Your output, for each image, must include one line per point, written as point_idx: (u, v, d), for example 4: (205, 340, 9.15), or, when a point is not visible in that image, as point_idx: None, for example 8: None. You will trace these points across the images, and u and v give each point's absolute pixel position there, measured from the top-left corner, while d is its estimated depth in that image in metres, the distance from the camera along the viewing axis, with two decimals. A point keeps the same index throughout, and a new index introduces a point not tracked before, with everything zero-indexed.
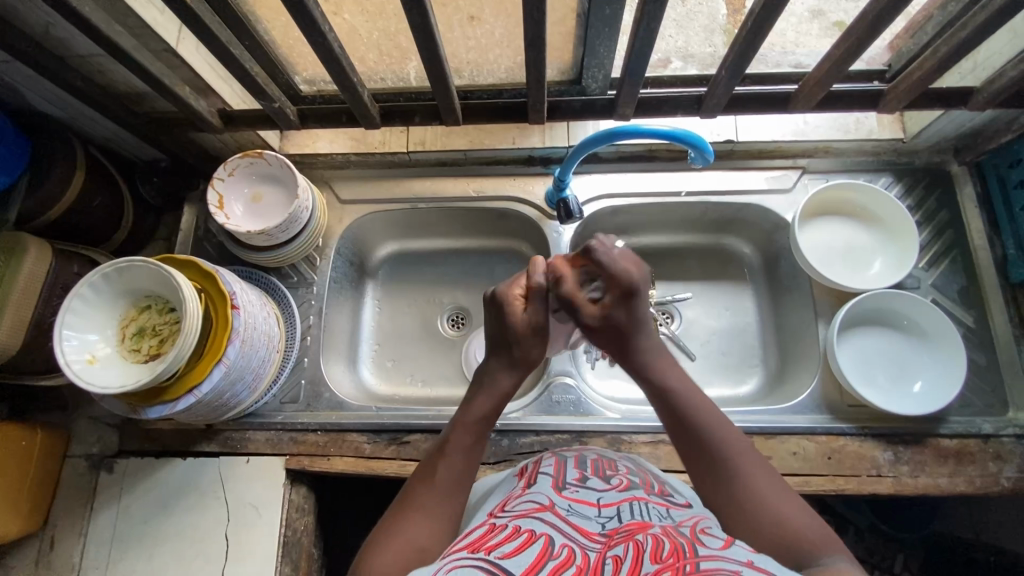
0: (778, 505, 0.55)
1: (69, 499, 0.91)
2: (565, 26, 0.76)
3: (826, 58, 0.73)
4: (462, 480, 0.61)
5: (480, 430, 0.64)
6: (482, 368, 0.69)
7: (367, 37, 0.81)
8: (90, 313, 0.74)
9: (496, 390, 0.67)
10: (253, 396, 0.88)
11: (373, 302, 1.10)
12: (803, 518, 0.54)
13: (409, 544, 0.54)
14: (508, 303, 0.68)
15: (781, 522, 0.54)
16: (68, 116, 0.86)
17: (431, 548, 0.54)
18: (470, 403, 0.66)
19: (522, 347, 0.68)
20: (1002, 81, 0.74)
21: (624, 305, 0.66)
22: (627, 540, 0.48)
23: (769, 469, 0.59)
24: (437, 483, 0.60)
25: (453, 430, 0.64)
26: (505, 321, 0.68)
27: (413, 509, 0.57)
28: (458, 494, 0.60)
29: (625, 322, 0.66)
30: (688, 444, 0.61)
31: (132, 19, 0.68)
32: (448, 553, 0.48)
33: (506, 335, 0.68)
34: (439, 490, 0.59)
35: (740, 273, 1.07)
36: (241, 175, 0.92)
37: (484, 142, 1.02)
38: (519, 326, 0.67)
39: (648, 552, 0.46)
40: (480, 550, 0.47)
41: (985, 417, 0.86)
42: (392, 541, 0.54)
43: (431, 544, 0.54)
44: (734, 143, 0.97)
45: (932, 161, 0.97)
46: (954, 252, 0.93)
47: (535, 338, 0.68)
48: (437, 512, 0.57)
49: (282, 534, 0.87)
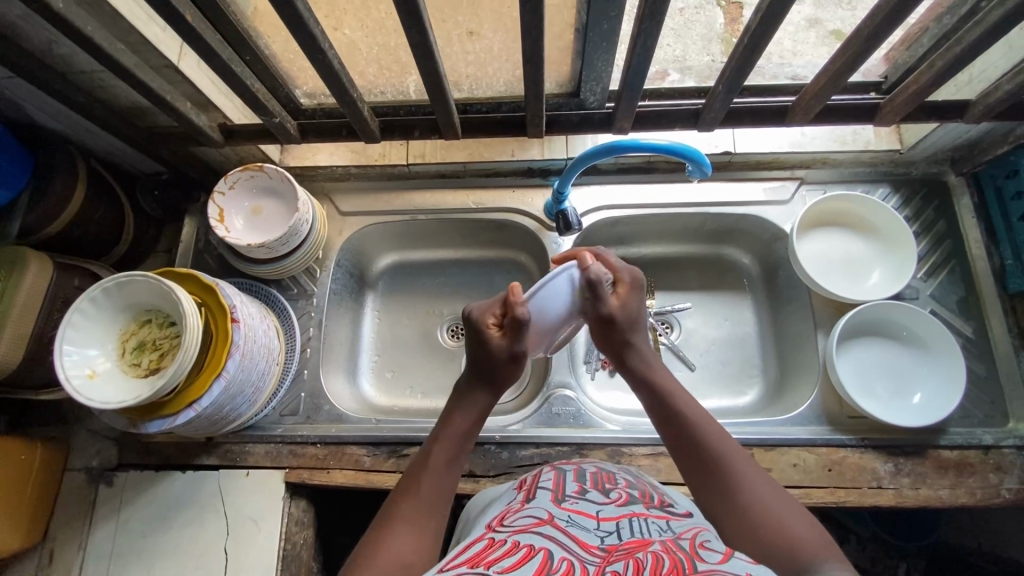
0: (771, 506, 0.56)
1: (67, 513, 0.91)
2: (564, 40, 0.77)
3: (823, 71, 0.73)
4: (444, 494, 0.61)
5: (461, 443, 0.64)
6: (460, 382, 0.69)
7: (367, 52, 0.82)
8: (90, 329, 0.74)
9: (474, 404, 0.66)
10: (253, 409, 0.88)
11: (373, 314, 1.11)
12: (798, 522, 0.55)
13: (394, 559, 0.54)
14: (482, 330, 0.66)
15: (777, 530, 0.54)
16: (69, 130, 0.87)
17: (415, 562, 0.55)
18: (450, 417, 0.66)
19: (501, 373, 0.67)
20: (999, 93, 0.74)
21: (634, 296, 0.70)
22: (626, 557, 0.48)
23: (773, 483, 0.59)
24: (420, 499, 0.60)
25: (434, 443, 0.64)
26: (480, 349, 0.66)
27: (397, 522, 0.58)
28: (440, 510, 0.60)
29: (635, 315, 0.70)
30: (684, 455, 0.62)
31: (133, 35, 0.69)
32: (447, 569, 0.48)
33: (482, 361, 0.66)
34: (423, 504, 0.59)
35: (739, 282, 1.07)
36: (242, 189, 0.92)
37: (483, 154, 1.02)
38: (494, 352, 0.65)
39: (648, 569, 0.46)
40: (479, 566, 0.47)
41: (986, 428, 0.86)
42: (378, 554, 0.54)
43: (416, 560, 0.55)
44: (732, 154, 0.97)
45: (929, 172, 0.98)
46: (952, 263, 0.93)
47: (513, 365, 0.67)
48: (421, 526, 0.58)
49: (282, 548, 0.86)
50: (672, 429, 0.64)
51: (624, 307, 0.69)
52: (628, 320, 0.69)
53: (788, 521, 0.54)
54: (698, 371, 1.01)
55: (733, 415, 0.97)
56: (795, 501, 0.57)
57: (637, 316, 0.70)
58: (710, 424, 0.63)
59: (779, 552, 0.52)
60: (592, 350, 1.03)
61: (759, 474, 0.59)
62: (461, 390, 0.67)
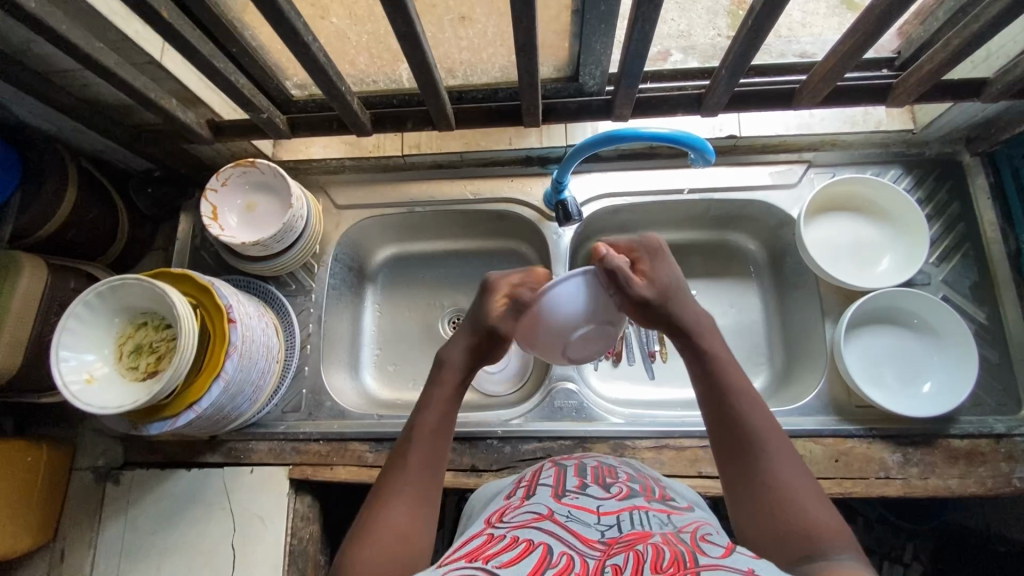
0: (798, 495, 0.54)
1: (76, 512, 0.92)
2: (560, 24, 0.73)
3: (831, 53, 0.70)
4: (436, 460, 0.61)
5: (446, 414, 0.64)
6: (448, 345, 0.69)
7: (356, 41, 0.79)
8: (86, 332, 0.73)
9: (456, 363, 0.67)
10: (254, 407, 0.88)
11: (374, 306, 1.10)
12: (821, 512, 0.53)
13: (393, 530, 0.54)
14: (489, 294, 0.70)
15: (799, 517, 0.53)
16: (57, 129, 0.85)
17: (414, 531, 0.55)
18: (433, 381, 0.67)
19: (482, 338, 0.69)
20: (1019, 70, 0.70)
21: (659, 266, 0.69)
22: (626, 549, 0.47)
23: (805, 474, 0.56)
24: (410, 467, 0.60)
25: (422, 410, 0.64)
26: (480, 312, 0.70)
27: (392, 494, 0.58)
28: (433, 475, 0.60)
29: (667, 286, 0.67)
30: (719, 430, 0.60)
31: (113, 32, 0.66)
32: (446, 563, 0.48)
33: (475, 322, 0.70)
34: (417, 472, 0.59)
35: (744, 269, 1.05)
36: (234, 184, 0.90)
37: (480, 143, 0.99)
38: (486, 319, 0.69)
39: (648, 561, 0.45)
40: (478, 559, 0.47)
41: (998, 416, 0.84)
42: (375, 527, 0.55)
43: (414, 529, 0.55)
44: (736, 138, 0.94)
45: (943, 152, 0.94)
46: (965, 247, 0.90)
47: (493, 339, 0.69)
48: (417, 495, 0.58)
49: (288, 543, 0.87)
50: (715, 406, 0.61)
51: (653, 282, 0.67)
52: (664, 295, 0.67)
53: (810, 510, 0.53)
54: None
55: None
56: (823, 493, 0.55)
57: (670, 283, 0.67)
58: (755, 407, 0.60)
59: (797, 539, 0.51)
60: None
61: (794, 463, 0.57)
62: (444, 373, 0.67)
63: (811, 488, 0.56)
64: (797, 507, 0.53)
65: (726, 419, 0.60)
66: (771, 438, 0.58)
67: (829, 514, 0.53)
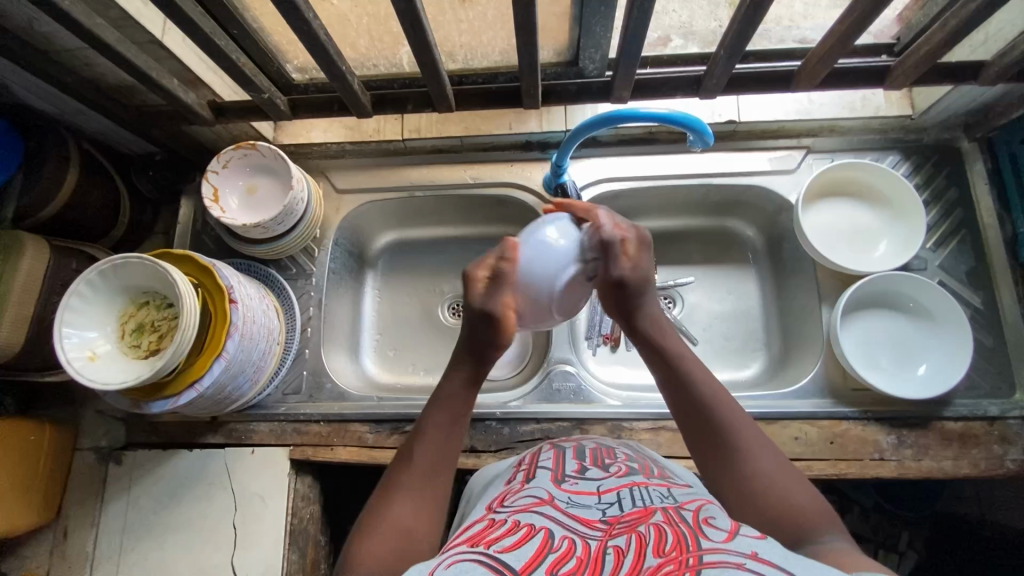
0: (777, 482, 0.55)
1: (79, 491, 0.93)
2: (560, 6, 0.73)
3: (829, 35, 0.70)
4: (442, 460, 0.60)
5: (455, 409, 0.63)
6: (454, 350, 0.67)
7: (358, 23, 0.79)
8: (89, 310, 0.74)
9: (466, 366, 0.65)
10: (255, 388, 0.88)
11: (374, 292, 1.10)
12: (800, 493, 0.54)
13: (395, 527, 0.54)
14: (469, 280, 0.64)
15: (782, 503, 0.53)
16: (59, 111, 0.86)
17: (418, 527, 0.55)
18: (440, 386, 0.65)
19: (476, 327, 0.64)
20: (1016, 53, 0.70)
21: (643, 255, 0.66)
22: (629, 531, 0.48)
23: (783, 459, 0.57)
24: (416, 466, 0.59)
25: (430, 411, 0.63)
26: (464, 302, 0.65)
27: (397, 492, 0.58)
28: (438, 474, 0.60)
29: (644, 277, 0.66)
30: (690, 426, 0.60)
31: (115, 10, 0.67)
32: (448, 549, 0.48)
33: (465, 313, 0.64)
34: (422, 472, 0.59)
35: (742, 255, 1.05)
36: (235, 167, 0.91)
37: (480, 128, 1.00)
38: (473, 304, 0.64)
39: (650, 545, 0.46)
40: (479, 545, 0.48)
41: (992, 399, 0.85)
42: (378, 525, 0.55)
43: (418, 525, 0.55)
44: (735, 124, 0.94)
45: (941, 138, 0.94)
46: (962, 232, 0.91)
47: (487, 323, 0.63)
48: (422, 494, 0.58)
49: (289, 523, 0.88)
50: (681, 403, 0.61)
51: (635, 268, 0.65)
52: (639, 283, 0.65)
53: (789, 494, 0.54)
54: (701, 346, 1.00)
55: (734, 388, 0.97)
56: (804, 477, 0.56)
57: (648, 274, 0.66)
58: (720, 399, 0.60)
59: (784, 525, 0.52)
60: (593, 327, 1.02)
61: (769, 450, 0.57)
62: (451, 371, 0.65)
63: (790, 473, 0.56)
64: (779, 494, 0.54)
65: (690, 411, 0.61)
66: (739, 426, 0.58)
67: (811, 497, 0.54)
